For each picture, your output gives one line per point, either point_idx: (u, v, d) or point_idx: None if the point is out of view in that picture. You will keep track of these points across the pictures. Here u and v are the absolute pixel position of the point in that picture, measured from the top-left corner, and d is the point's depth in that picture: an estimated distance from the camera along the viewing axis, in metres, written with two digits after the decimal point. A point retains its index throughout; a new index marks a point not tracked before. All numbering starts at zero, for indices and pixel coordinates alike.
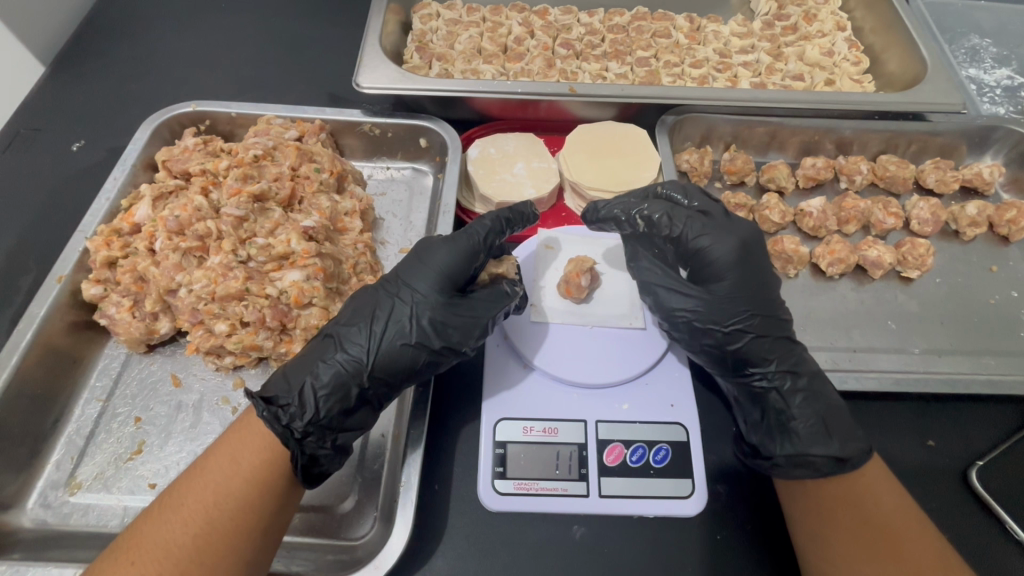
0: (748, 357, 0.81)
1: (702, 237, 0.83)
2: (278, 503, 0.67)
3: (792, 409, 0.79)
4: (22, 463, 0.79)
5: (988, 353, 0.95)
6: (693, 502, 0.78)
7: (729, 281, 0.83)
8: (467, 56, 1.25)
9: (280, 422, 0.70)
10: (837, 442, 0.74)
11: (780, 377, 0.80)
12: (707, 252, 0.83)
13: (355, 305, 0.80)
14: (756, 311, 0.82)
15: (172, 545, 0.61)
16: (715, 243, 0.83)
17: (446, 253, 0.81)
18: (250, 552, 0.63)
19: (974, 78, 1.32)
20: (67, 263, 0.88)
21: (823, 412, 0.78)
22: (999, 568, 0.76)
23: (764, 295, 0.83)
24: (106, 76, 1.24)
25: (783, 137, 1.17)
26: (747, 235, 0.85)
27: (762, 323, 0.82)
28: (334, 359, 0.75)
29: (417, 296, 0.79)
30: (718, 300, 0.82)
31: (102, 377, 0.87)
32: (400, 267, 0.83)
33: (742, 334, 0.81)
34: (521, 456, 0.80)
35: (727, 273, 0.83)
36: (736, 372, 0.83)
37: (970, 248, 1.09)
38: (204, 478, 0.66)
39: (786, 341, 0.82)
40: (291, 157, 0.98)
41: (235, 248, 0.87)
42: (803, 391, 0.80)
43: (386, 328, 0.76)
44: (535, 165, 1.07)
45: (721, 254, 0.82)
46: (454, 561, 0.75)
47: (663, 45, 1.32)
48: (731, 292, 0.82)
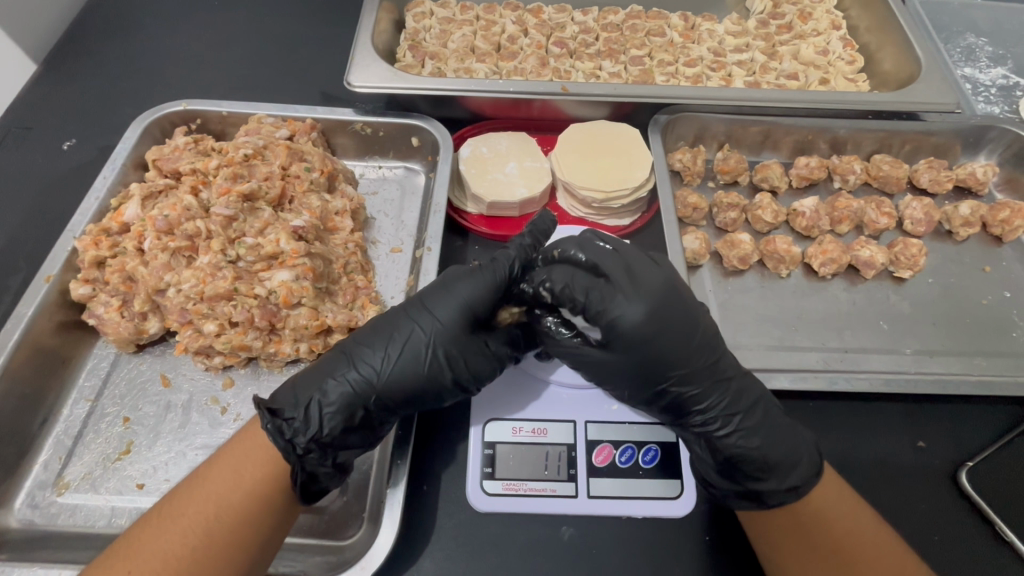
0: (683, 405, 0.75)
1: (608, 306, 0.71)
2: (278, 517, 0.67)
3: (736, 453, 0.73)
4: (9, 463, 0.79)
5: (979, 354, 0.95)
6: (681, 503, 0.78)
7: (647, 349, 0.72)
8: (460, 54, 1.25)
9: (283, 437, 0.69)
10: (797, 474, 0.71)
11: (722, 420, 0.74)
12: (617, 319, 0.71)
13: (375, 325, 0.77)
14: (687, 367, 0.73)
15: (171, 557, 0.61)
16: (626, 309, 0.71)
17: (474, 283, 0.77)
18: (248, 567, 0.64)
19: (969, 77, 1.32)
20: (55, 263, 0.88)
21: (775, 448, 0.72)
22: (987, 569, 0.76)
23: (691, 342, 0.73)
24: (98, 75, 1.23)
25: (776, 136, 1.17)
26: (660, 287, 0.73)
27: (692, 373, 0.73)
28: (345, 380, 0.73)
29: (438, 325, 0.75)
30: (631, 364, 0.72)
31: (90, 377, 0.87)
32: (427, 288, 0.79)
33: (672, 391, 0.74)
34: (510, 457, 0.80)
35: (643, 341, 0.71)
36: (678, 420, 0.77)
37: (963, 248, 1.09)
38: (206, 488, 0.66)
39: (723, 380, 0.74)
40: (281, 156, 0.98)
41: (224, 248, 0.87)
42: (758, 432, 0.74)
43: (399, 353, 0.74)
44: (527, 165, 1.07)
45: (635, 322, 0.71)
46: (441, 562, 0.75)
47: (657, 44, 1.32)
48: (654, 358, 0.72)
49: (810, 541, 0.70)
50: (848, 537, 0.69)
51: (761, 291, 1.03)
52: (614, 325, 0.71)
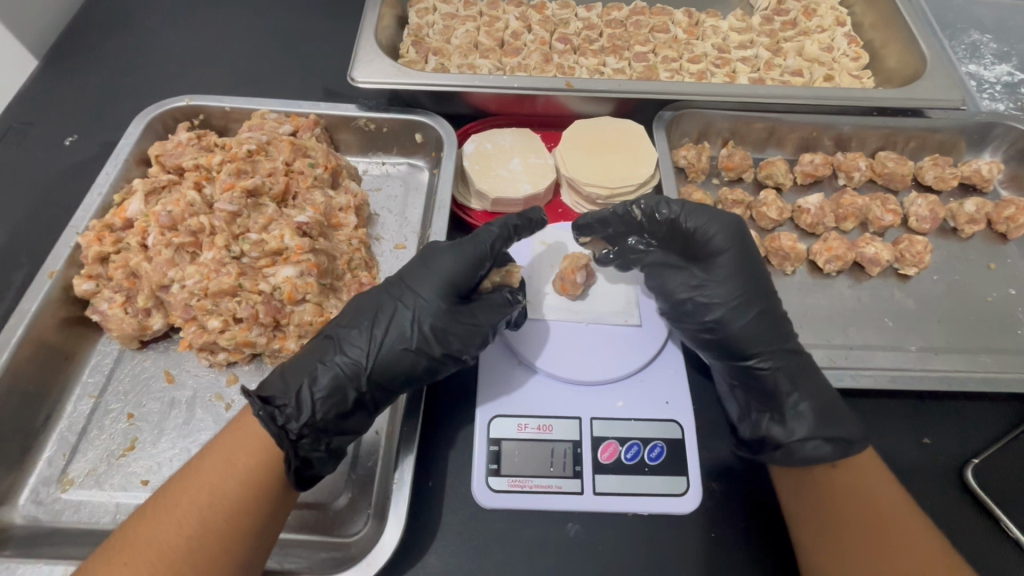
0: (743, 341, 0.82)
1: (696, 220, 0.87)
2: (273, 507, 0.67)
3: (788, 391, 0.79)
4: (13, 459, 0.78)
5: (984, 351, 0.95)
6: (688, 499, 0.78)
7: (722, 263, 0.86)
8: (463, 50, 1.24)
9: (276, 423, 0.70)
10: (814, 429, 0.76)
11: (773, 360, 0.81)
12: (702, 234, 0.86)
13: (355, 308, 0.80)
14: (755, 295, 0.84)
15: (164, 546, 0.61)
16: (710, 228, 0.86)
17: (449, 259, 0.80)
18: (244, 556, 0.63)
19: (974, 74, 1.32)
20: (58, 259, 0.87)
21: (812, 391, 0.79)
22: (994, 566, 0.76)
23: (755, 275, 0.86)
24: (99, 71, 1.23)
25: (781, 133, 1.16)
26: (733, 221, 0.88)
27: (756, 307, 0.83)
28: (332, 361, 0.75)
29: (419, 302, 0.78)
30: (719, 280, 0.85)
31: (94, 373, 0.87)
32: (403, 270, 0.82)
33: (737, 318, 0.83)
34: (515, 454, 0.80)
35: (719, 254, 0.86)
36: (732, 360, 0.83)
37: (968, 245, 1.09)
38: (199, 479, 0.65)
39: (778, 325, 0.83)
40: (284, 152, 0.97)
41: (228, 244, 0.86)
42: (796, 373, 0.80)
43: (384, 332, 0.77)
44: (532, 161, 1.06)
45: (716, 238, 0.86)
46: (447, 559, 0.75)
47: (661, 41, 1.32)
48: (728, 275, 0.85)
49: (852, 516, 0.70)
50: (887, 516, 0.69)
51: None
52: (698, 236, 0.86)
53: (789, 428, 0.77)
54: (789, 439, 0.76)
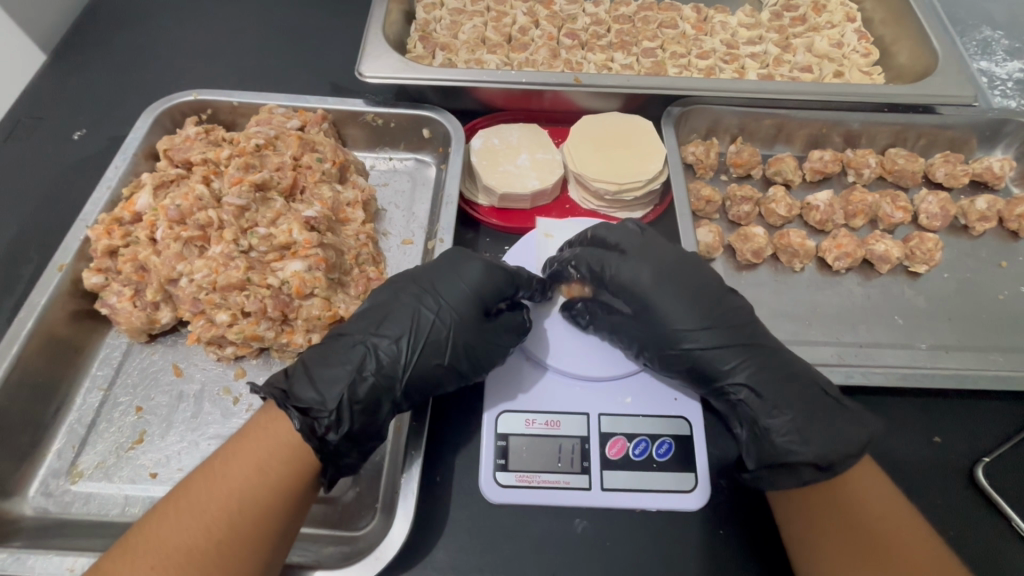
0: (705, 370, 0.80)
1: (618, 269, 0.83)
2: (297, 510, 0.67)
3: (766, 418, 0.76)
4: (22, 451, 0.79)
5: (995, 349, 0.94)
6: (696, 496, 0.77)
7: (661, 305, 0.81)
8: (471, 45, 1.23)
9: (315, 434, 0.69)
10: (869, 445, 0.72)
11: (749, 385, 0.77)
12: (618, 275, 0.83)
13: (387, 315, 0.78)
14: (710, 326, 0.79)
15: (194, 549, 0.61)
16: (628, 268, 0.83)
17: (482, 272, 0.81)
18: (270, 559, 0.64)
19: (985, 71, 1.30)
20: (68, 253, 0.88)
21: (811, 424, 0.74)
22: (1004, 564, 0.75)
23: (709, 301, 0.81)
24: (108, 65, 1.23)
25: (790, 130, 1.15)
26: (669, 254, 0.84)
27: (715, 332, 0.79)
28: (367, 371, 0.74)
29: (455, 316, 0.79)
30: (663, 318, 0.81)
31: (103, 366, 0.87)
32: (436, 276, 0.81)
33: (695, 350, 0.79)
34: (522, 449, 0.79)
35: (652, 298, 0.81)
36: (708, 389, 0.81)
37: (979, 243, 1.08)
38: (226, 483, 0.65)
39: (749, 343, 0.79)
40: (293, 147, 0.97)
41: (236, 238, 0.86)
42: (778, 397, 0.76)
43: (420, 343, 0.77)
44: (540, 156, 1.06)
45: (641, 283, 0.82)
46: (454, 554, 0.74)
47: (670, 36, 1.31)
48: (668, 314, 0.80)
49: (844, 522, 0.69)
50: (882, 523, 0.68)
51: (774, 286, 1.02)
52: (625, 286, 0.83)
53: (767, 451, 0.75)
54: (768, 462, 0.75)
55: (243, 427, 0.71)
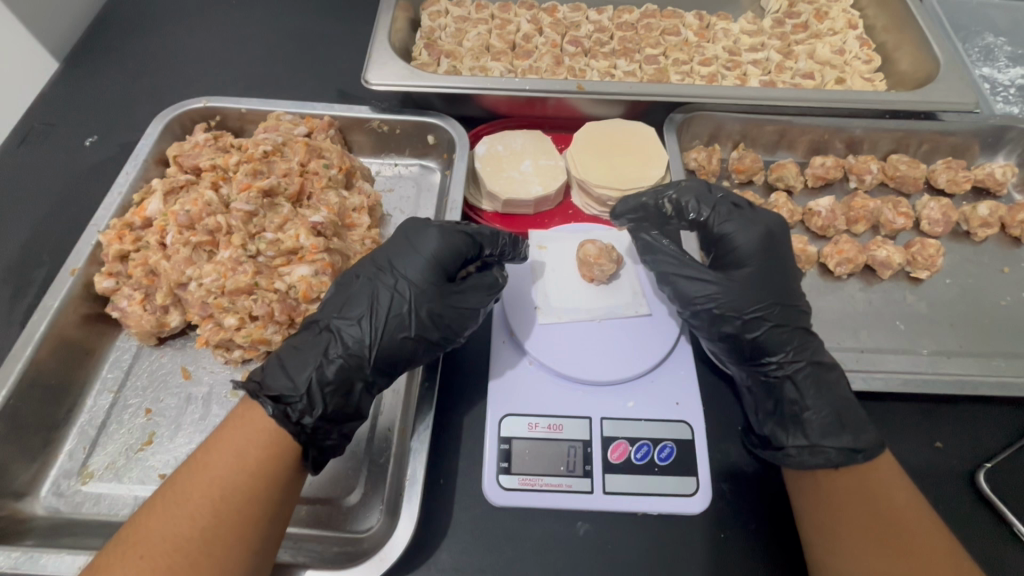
0: (763, 347, 0.83)
1: (729, 224, 0.88)
2: (282, 495, 0.68)
3: (805, 398, 0.80)
4: (35, 452, 0.80)
5: (997, 355, 0.94)
6: (697, 500, 0.78)
7: (751, 266, 0.86)
8: (475, 53, 1.25)
9: (291, 420, 0.70)
10: (863, 437, 0.74)
11: (793, 364, 0.82)
12: (730, 239, 0.88)
13: (349, 299, 0.79)
14: (776, 301, 0.84)
15: (179, 539, 0.61)
16: (739, 231, 0.87)
17: (437, 241, 0.83)
18: (258, 543, 0.64)
19: (987, 77, 1.31)
20: (80, 257, 0.89)
21: (841, 406, 0.78)
22: (1005, 569, 0.76)
23: (781, 284, 0.85)
24: (119, 73, 1.25)
25: (792, 136, 1.16)
26: (772, 225, 0.88)
27: (779, 311, 0.84)
28: (334, 354, 0.75)
29: (414, 289, 0.80)
30: (744, 284, 0.85)
31: (113, 368, 0.89)
32: (393, 254, 0.83)
33: (759, 322, 0.83)
34: (525, 452, 0.81)
35: (749, 261, 0.86)
36: (751, 362, 0.84)
37: (982, 249, 1.08)
38: (208, 473, 0.66)
39: (804, 332, 0.83)
40: (300, 153, 0.99)
41: (245, 243, 0.88)
42: (814, 379, 0.80)
43: (384, 320, 0.77)
44: (543, 162, 1.07)
45: (744, 241, 0.87)
46: (457, 555, 0.75)
47: (672, 43, 1.32)
48: (755, 282, 0.85)
49: (863, 518, 0.69)
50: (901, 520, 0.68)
51: None
52: (729, 241, 0.88)
53: (796, 434, 0.78)
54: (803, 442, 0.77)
55: (224, 420, 0.71)
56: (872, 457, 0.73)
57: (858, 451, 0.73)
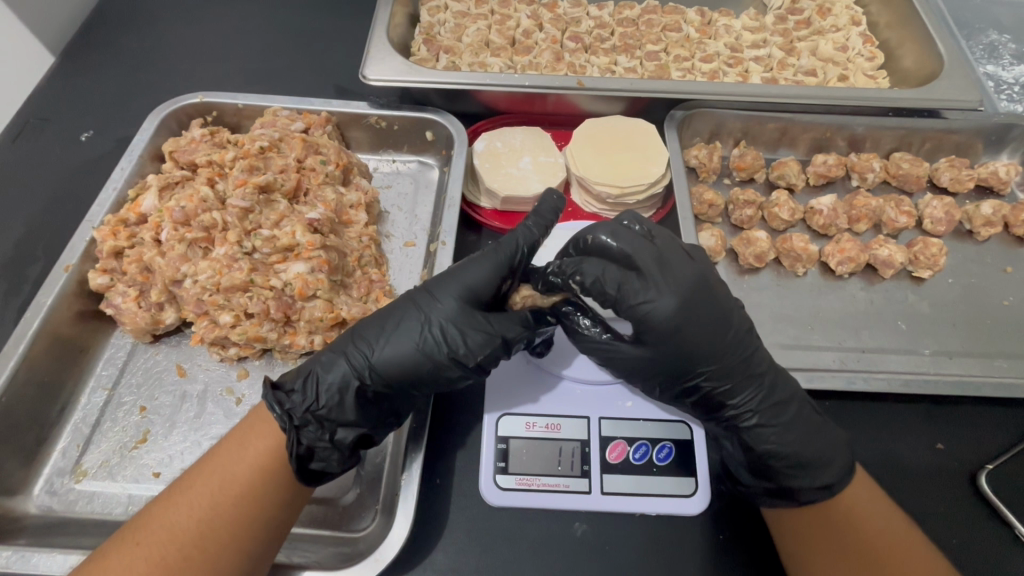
0: (714, 399, 0.77)
1: (643, 297, 0.72)
2: (281, 494, 0.67)
3: (762, 445, 0.75)
4: (28, 450, 0.79)
5: (1000, 355, 0.93)
6: (696, 501, 0.77)
7: (681, 341, 0.73)
8: (475, 48, 1.24)
9: (281, 407, 0.69)
10: (828, 472, 0.72)
11: (750, 412, 0.76)
12: (650, 312, 0.72)
13: (377, 318, 0.75)
14: (718, 357, 0.74)
15: (178, 530, 0.62)
16: (654, 304, 0.71)
17: (480, 268, 0.75)
18: (253, 544, 0.63)
19: (991, 75, 1.30)
20: (74, 253, 0.89)
21: (810, 444, 0.74)
22: (1006, 572, 0.75)
23: (721, 341, 0.74)
24: (115, 67, 1.24)
25: (793, 133, 1.15)
26: (691, 279, 0.73)
27: (723, 366, 0.74)
28: (353, 374, 0.72)
29: (446, 315, 0.73)
30: (667, 356, 0.74)
31: (107, 366, 0.88)
32: (435, 278, 0.77)
33: (705, 381, 0.75)
34: (523, 451, 0.80)
35: (677, 332, 0.72)
36: (709, 413, 0.79)
37: (985, 248, 1.07)
38: (211, 465, 0.66)
39: (755, 373, 0.76)
40: (297, 149, 0.98)
41: (240, 240, 0.87)
42: (773, 423, 0.75)
43: (399, 336, 0.73)
44: (542, 159, 1.06)
45: (664, 314, 0.71)
46: (454, 555, 0.75)
47: (673, 40, 1.31)
48: (683, 351, 0.73)
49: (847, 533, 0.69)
50: (886, 547, 0.67)
51: (778, 290, 1.02)
52: (649, 319, 0.72)
53: (760, 476, 0.75)
54: (765, 485, 0.75)
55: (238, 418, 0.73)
56: (840, 489, 0.72)
57: (829, 487, 0.71)
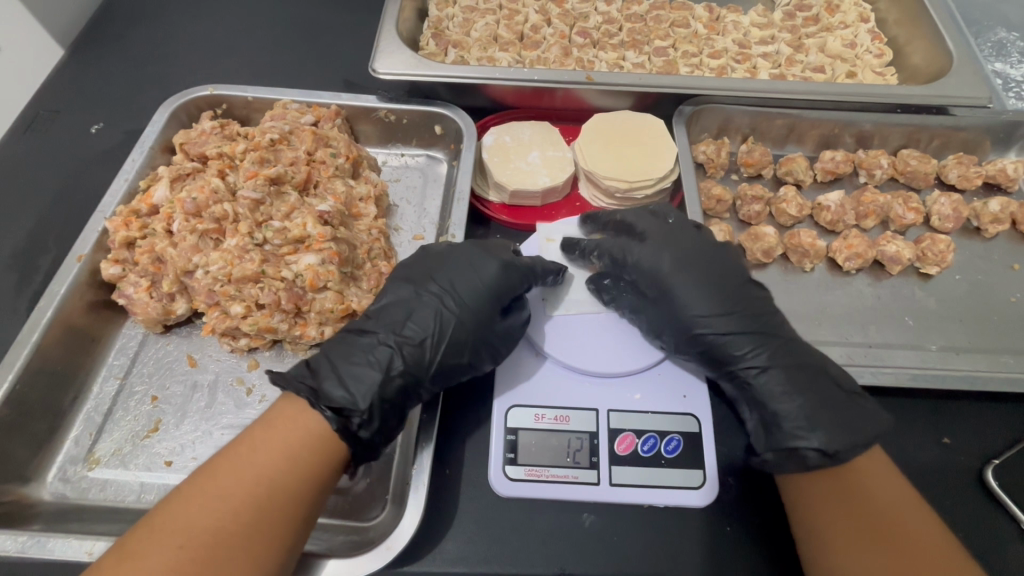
0: (722, 354, 0.82)
1: (633, 252, 0.88)
2: (323, 497, 0.68)
3: (778, 405, 0.78)
4: (41, 438, 0.80)
5: (1007, 352, 0.93)
6: (703, 493, 0.78)
7: (682, 287, 0.85)
8: (483, 43, 1.24)
9: (349, 433, 0.71)
10: (838, 441, 0.72)
11: (756, 369, 0.80)
12: (640, 262, 0.87)
13: (403, 310, 0.81)
14: (728, 308, 0.83)
15: (221, 530, 0.60)
16: (650, 255, 0.87)
17: (501, 272, 0.84)
18: (295, 541, 0.64)
19: (999, 72, 1.29)
20: (86, 243, 0.89)
21: (820, 410, 0.76)
22: (1013, 565, 0.75)
23: (727, 288, 0.85)
24: (124, 60, 1.25)
25: (801, 130, 1.15)
26: (679, 245, 0.88)
27: (732, 318, 0.83)
28: (394, 370, 0.76)
29: (473, 314, 0.81)
30: (677, 304, 0.85)
31: (119, 356, 0.89)
32: (456, 276, 0.84)
33: (709, 333, 0.83)
34: (532, 444, 0.81)
35: (675, 280, 0.85)
36: (721, 372, 0.84)
37: (992, 245, 1.07)
38: (255, 469, 0.65)
39: (762, 332, 0.82)
40: (306, 142, 0.99)
41: (251, 231, 0.87)
42: (786, 383, 0.78)
43: (444, 344, 0.79)
44: (551, 154, 1.06)
45: (657, 264, 0.86)
46: (463, 545, 0.75)
47: (682, 35, 1.31)
48: (687, 298, 0.84)
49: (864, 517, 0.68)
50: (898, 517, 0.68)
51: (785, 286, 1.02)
52: (645, 270, 0.87)
53: (775, 436, 0.77)
54: (781, 445, 0.76)
55: (264, 415, 0.70)
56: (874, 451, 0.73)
57: (833, 455, 0.72)
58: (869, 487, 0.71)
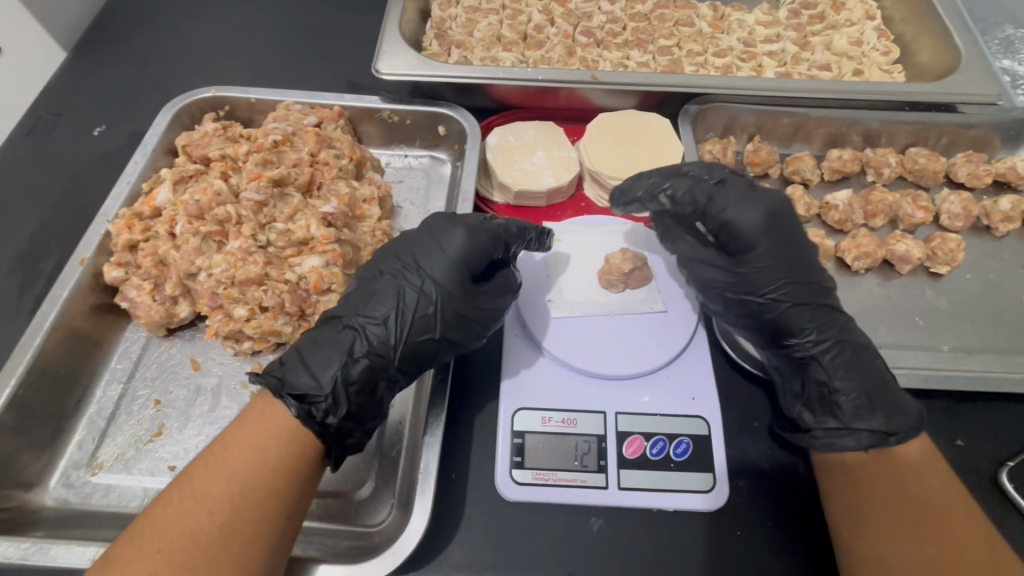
0: (782, 326, 0.81)
1: (728, 209, 0.80)
2: (304, 494, 0.67)
3: (833, 380, 0.77)
4: (44, 442, 0.79)
5: (1019, 352, 0.92)
6: (713, 496, 0.77)
7: (761, 248, 0.80)
8: (486, 43, 1.23)
9: (315, 421, 0.68)
10: (898, 420, 0.71)
11: (818, 345, 0.79)
12: (731, 223, 0.80)
13: (365, 292, 0.79)
14: (793, 279, 0.81)
15: (197, 532, 0.60)
16: (739, 215, 0.80)
17: (466, 239, 0.81)
18: (277, 539, 0.63)
19: (1008, 69, 1.28)
20: (89, 246, 0.89)
21: (872, 386, 0.75)
22: None
23: (798, 260, 0.81)
24: (128, 63, 1.24)
25: (808, 128, 1.14)
26: (773, 204, 0.81)
27: (798, 291, 0.81)
28: (360, 354, 0.73)
29: (439, 287, 0.79)
30: (756, 270, 0.81)
31: (122, 360, 0.88)
32: (417, 251, 0.81)
33: (777, 303, 0.81)
34: (539, 447, 0.80)
35: (757, 245, 0.80)
36: (775, 343, 0.83)
37: (1003, 244, 1.06)
38: (227, 468, 0.64)
39: (828, 310, 0.81)
40: (310, 143, 0.98)
41: (255, 234, 0.87)
42: (841, 362, 0.77)
43: (410, 320, 0.77)
44: (555, 154, 1.06)
45: (747, 224, 0.80)
46: (470, 550, 0.74)
47: (686, 34, 1.30)
48: (761, 266, 0.81)
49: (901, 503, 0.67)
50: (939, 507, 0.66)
51: None
52: (731, 225, 0.80)
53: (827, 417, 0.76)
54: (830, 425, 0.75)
55: (240, 416, 0.69)
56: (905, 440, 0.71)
57: (891, 434, 0.71)
58: (914, 478, 0.69)
